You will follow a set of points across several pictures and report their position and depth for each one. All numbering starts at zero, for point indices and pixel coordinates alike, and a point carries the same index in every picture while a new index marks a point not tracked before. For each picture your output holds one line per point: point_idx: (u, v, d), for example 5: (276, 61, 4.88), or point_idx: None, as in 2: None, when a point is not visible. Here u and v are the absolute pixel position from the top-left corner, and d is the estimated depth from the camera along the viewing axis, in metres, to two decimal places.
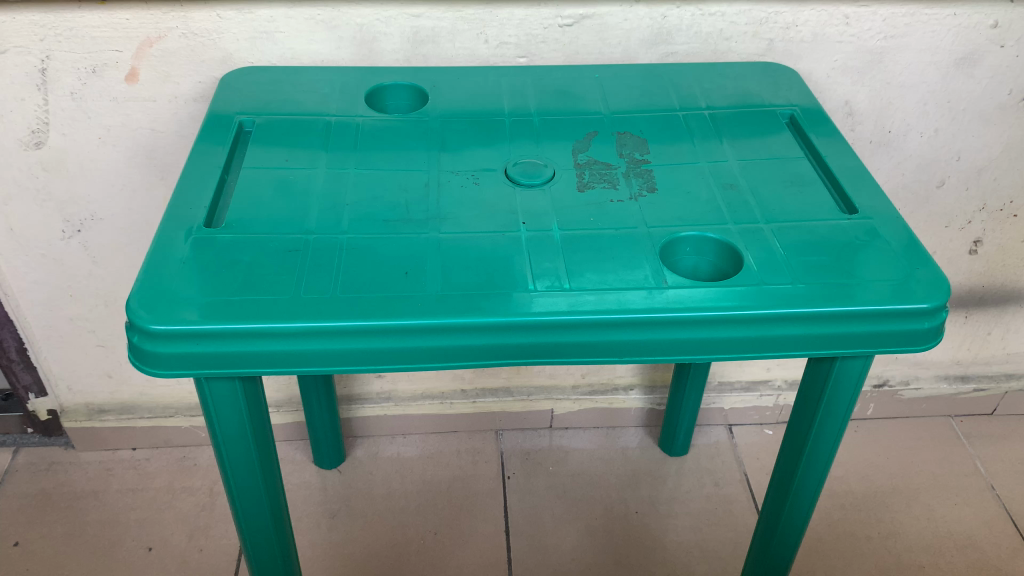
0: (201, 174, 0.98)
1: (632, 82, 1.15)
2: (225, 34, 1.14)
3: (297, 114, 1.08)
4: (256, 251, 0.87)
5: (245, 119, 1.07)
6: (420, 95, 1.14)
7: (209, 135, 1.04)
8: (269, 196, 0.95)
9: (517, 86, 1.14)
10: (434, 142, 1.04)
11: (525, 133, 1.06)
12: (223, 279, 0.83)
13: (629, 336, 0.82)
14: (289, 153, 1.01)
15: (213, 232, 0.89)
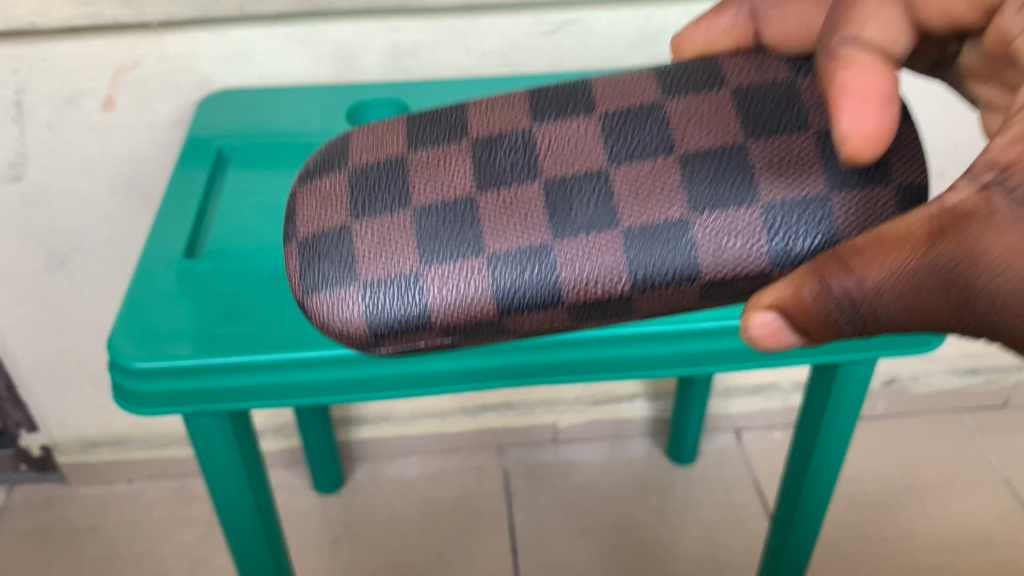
0: (182, 203, 0.96)
1: None
2: (202, 57, 1.11)
3: (277, 135, 1.06)
4: (241, 280, 0.84)
5: (225, 143, 1.05)
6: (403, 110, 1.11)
7: (188, 165, 1.02)
8: (251, 224, 0.92)
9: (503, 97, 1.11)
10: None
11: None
12: (206, 310, 0.80)
13: (625, 350, 0.79)
14: (270, 177, 0.99)
15: (195, 262, 0.86)
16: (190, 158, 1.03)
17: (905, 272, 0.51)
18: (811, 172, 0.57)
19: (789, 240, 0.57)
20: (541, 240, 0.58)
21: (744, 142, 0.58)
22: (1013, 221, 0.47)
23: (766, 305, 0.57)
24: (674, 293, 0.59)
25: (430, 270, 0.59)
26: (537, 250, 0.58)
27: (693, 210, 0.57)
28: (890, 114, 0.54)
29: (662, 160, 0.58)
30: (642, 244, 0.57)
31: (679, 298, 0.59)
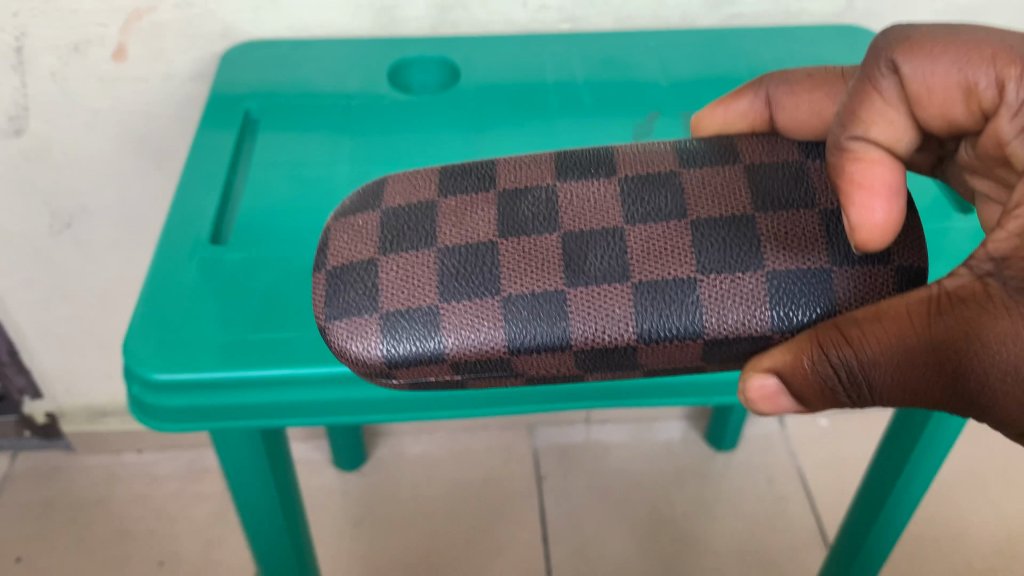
0: (207, 175, 0.84)
1: (692, 53, 0.99)
2: (225, 3, 0.98)
3: (312, 99, 0.93)
4: (272, 274, 0.73)
5: (252, 104, 0.93)
6: (450, 70, 0.99)
7: (211, 130, 0.89)
8: (285, 204, 0.80)
9: (563, 59, 0.99)
10: (473, 131, 0.89)
11: (580, 120, 0.90)
12: (231, 311, 0.69)
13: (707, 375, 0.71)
14: (304, 147, 0.87)
15: (223, 249, 0.75)
16: (214, 121, 0.91)
17: (899, 349, 0.50)
18: (813, 254, 0.53)
19: (787, 308, 0.52)
20: (556, 288, 0.52)
21: (754, 213, 0.54)
22: (1011, 310, 0.47)
23: (766, 368, 0.54)
24: (678, 351, 0.53)
25: (449, 312, 0.53)
26: (553, 305, 0.52)
27: (701, 270, 0.52)
28: (897, 206, 0.52)
29: (676, 223, 0.53)
30: (647, 310, 0.52)
31: (680, 356, 0.53)
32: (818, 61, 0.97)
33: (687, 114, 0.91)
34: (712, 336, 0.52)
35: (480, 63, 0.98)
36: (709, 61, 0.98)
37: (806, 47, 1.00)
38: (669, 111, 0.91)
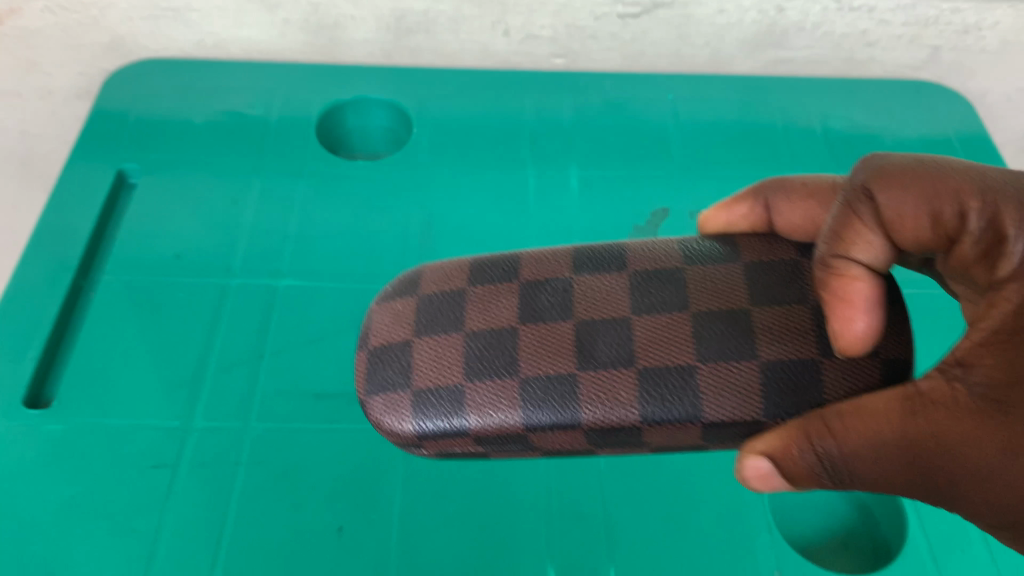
0: (36, 287, 0.62)
1: (721, 116, 0.78)
2: (111, 10, 0.73)
3: (208, 158, 0.72)
4: (88, 454, 0.53)
5: (127, 164, 0.72)
6: (395, 111, 0.78)
7: (60, 211, 0.67)
8: (131, 335, 0.59)
9: (548, 111, 0.78)
10: (418, 207, 0.69)
11: (558, 215, 0.69)
12: (76, 526, 0.50)
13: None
14: (194, 237, 0.66)
15: (37, 416, 0.54)
16: (68, 200, 0.68)
17: (889, 441, 0.28)
18: (798, 338, 0.29)
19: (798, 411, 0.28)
20: (579, 368, 0.29)
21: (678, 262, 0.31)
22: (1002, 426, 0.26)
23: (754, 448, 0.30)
24: (563, 437, 0.29)
25: (476, 386, 0.30)
26: (570, 387, 0.29)
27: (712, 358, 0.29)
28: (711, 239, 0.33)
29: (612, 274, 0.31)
30: (655, 392, 0.28)
31: (566, 442, 0.30)
32: (877, 126, 0.78)
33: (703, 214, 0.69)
34: (593, 428, 0.29)
35: (434, 108, 0.77)
36: (737, 125, 0.78)
37: (870, 115, 0.79)
38: (680, 210, 0.70)
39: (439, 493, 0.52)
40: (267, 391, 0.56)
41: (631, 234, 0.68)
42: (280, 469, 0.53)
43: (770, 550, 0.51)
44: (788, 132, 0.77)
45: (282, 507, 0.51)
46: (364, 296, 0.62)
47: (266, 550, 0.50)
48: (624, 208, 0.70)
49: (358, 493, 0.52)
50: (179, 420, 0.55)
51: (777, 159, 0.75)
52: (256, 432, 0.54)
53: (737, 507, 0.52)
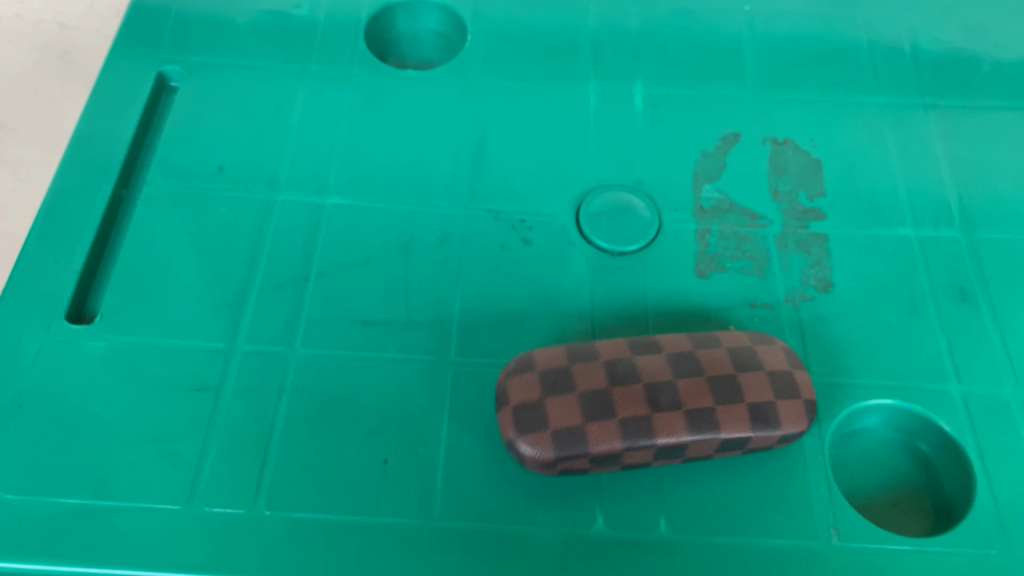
0: (75, 194, 0.60)
1: (801, 27, 0.72)
2: None
3: (250, 61, 0.68)
4: (131, 376, 0.52)
5: (171, 67, 0.68)
6: (452, 16, 0.74)
7: (96, 113, 0.65)
8: (174, 252, 0.57)
9: (614, 17, 0.72)
10: (470, 122, 0.65)
11: (617, 137, 0.65)
12: (119, 449, 0.49)
13: (694, 548, 0.47)
14: (235, 145, 0.63)
15: (80, 333, 0.53)
16: (104, 103, 0.65)
17: None
18: None
19: None
20: None
21: None
22: None
23: None
24: None
25: None
26: None
27: None
28: None
29: None
30: None
31: None
32: (974, 43, 0.71)
33: (775, 140, 0.65)
34: None
35: (492, 14, 0.72)
36: (821, 43, 0.71)
37: (967, 35, 0.72)
38: (752, 136, 0.65)
39: (483, 430, 0.50)
40: (313, 314, 0.55)
41: (697, 161, 0.63)
42: (324, 397, 0.51)
43: (829, 506, 0.49)
44: (875, 52, 0.70)
45: (327, 440, 0.50)
46: (412, 218, 0.59)
47: (311, 482, 0.49)
48: (691, 131, 0.65)
49: (404, 426, 0.50)
50: (222, 342, 0.53)
51: (861, 85, 0.68)
52: (301, 359, 0.53)
53: (797, 459, 0.50)
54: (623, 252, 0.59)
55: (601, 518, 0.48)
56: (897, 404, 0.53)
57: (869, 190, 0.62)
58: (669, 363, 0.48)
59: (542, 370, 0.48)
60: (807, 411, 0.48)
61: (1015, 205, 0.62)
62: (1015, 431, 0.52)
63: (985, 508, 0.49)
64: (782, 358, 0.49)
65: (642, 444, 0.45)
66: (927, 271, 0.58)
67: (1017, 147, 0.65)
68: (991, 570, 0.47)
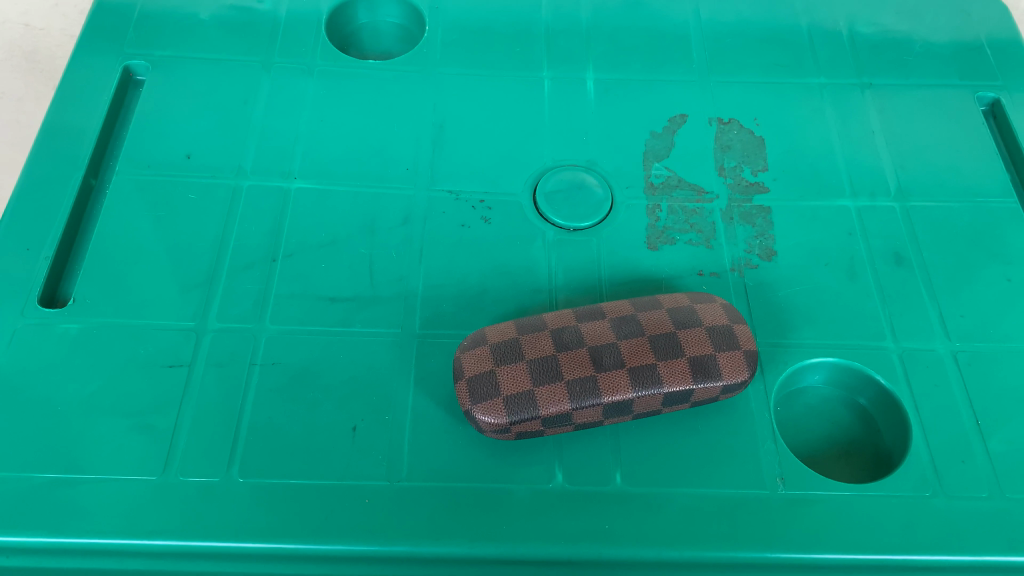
0: (46, 184, 0.62)
1: (744, 15, 0.76)
2: None
3: (214, 54, 0.70)
4: (105, 354, 0.54)
5: (136, 61, 0.70)
6: (410, 10, 0.77)
7: (63, 106, 0.66)
8: (144, 236, 0.59)
9: (566, 7, 0.75)
10: (430, 108, 0.68)
11: (571, 120, 0.68)
12: (95, 422, 0.51)
13: (651, 499, 0.50)
14: (202, 135, 0.65)
15: (54, 315, 0.55)
16: (71, 96, 0.67)
17: None
18: None
19: None
20: None
21: None
22: None
23: None
24: None
25: None
26: None
27: None
28: None
29: None
30: None
31: None
32: (907, 27, 0.75)
33: (721, 120, 0.68)
34: None
35: (450, 6, 0.75)
36: (763, 29, 0.75)
37: (900, 19, 0.76)
38: (699, 117, 0.68)
39: (447, 396, 0.53)
40: (281, 292, 0.57)
41: (646, 141, 0.66)
42: (294, 369, 0.53)
43: (774, 457, 0.52)
44: (814, 36, 0.74)
45: (297, 409, 0.52)
46: (375, 200, 0.62)
47: (283, 449, 0.51)
48: (641, 112, 0.68)
49: (370, 394, 0.53)
50: (194, 321, 0.55)
51: (801, 67, 0.72)
52: (271, 334, 0.55)
53: (745, 415, 0.53)
54: (578, 228, 0.61)
55: (560, 474, 0.50)
56: (838, 362, 0.56)
57: (810, 164, 0.65)
58: (611, 327, 0.51)
59: (492, 343, 0.51)
60: (747, 361, 0.51)
61: (946, 174, 0.65)
62: (950, 381, 0.55)
63: (920, 454, 0.52)
64: (721, 314, 0.53)
65: (590, 402, 0.48)
66: (864, 238, 0.61)
67: (948, 121, 0.69)
68: (928, 511, 0.50)
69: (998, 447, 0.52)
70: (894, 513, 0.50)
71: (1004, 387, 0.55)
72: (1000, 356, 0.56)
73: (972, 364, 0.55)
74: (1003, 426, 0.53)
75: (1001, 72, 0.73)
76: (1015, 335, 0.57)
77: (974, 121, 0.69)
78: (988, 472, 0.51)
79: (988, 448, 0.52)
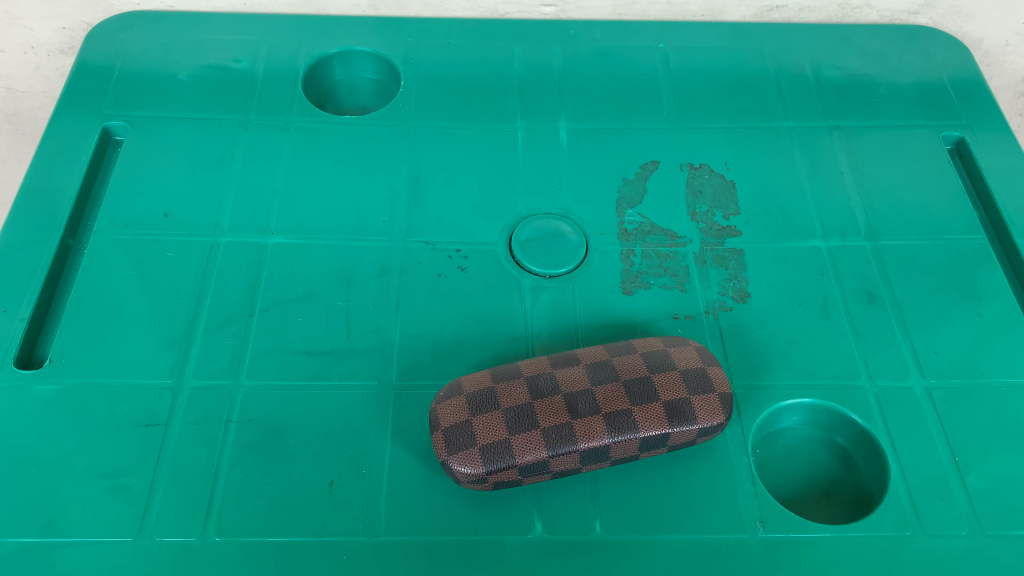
0: (23, 246, 0.62)
1: (712, 62, 0.78)
2: None
3: (192, 113, 0.71)
4: (81, 416, 0.53)
5: (115, 123, 0.71)
6: (388, 67, 0.78)
7: (42, 168, 0.67)
8: (121, 295, 0.59)
9: (537, 60, 0.77)
10: (405, 161, 0.68)
11: (545, 168, 0.69)
12: (70, 485, 0.51)
13: (633, 548, 0.49)
14: (179, 193, 0.66)
15: (31, 377, 0.55)
16: (49, 158, 0.68)
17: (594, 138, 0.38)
18: None
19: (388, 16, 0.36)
20: None
21: None
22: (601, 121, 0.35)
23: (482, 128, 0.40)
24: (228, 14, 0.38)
25: None
26: None
27: None
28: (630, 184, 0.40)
29: None
30: None
31: None
32: (873, 71, 0.77)
33: (692, 165, 0.69)
34: None
35: (424, 60, 0.77)
36: (730, 75, 0.77)
37: (865, 63, 0.78)
38: (671, 162, 0.69)
39: (424, 447, 0.53)
40: (258, 348, 0.57)
41: (619, 187, 0.68)
42: (270, 426, 0.53)
43: (753, 500, 0.51)
44: (781, 80, 0.76)
45: (273, 466, 0.52)
46: (352, 252, 0.62)
47: (260, 508, 0.50)
48: (613, 159, 0.69)
49: (347, 449, 0.52)
50: (171, 379, 0.55)
51: (769, 112, 0.73)
52: (247, 390, 0.55)
53: (723, 458, 0.53)
54: (554, 275, 0.62)
55: (539, 524, 0.50)
56: (814, 402, 0.56)
57: (781, 206, 0.66)
58: (585, 372, 0.52)
59: (468, 393, 0.51)
60: (722, 404, 0.51)
61: (915, 212, 0.66)
62: (927, 419, 0.55)
63: (900, 494, 0.52)
64: (695, 357, 0.53)
65: (566, 449, 0.48)
66: (836, 277, 0.62)
67: (915, 160, 0.70)
68: (909, 551, 0.49)
69: (976, 483, 0.52)
70: (875, 554, 0.49)
71: (980, 423, 0.55)
72: (975, 391, 0.56)
73: (947, 401, 0.56)
74: (980, 461, 0.53)
75: (965, 111, 0.74)
76: (989, 370, 0.57)
77: (941, 159, 0.70)
78: (967, 509, 0.51)
79: (967, 484, 0.52)
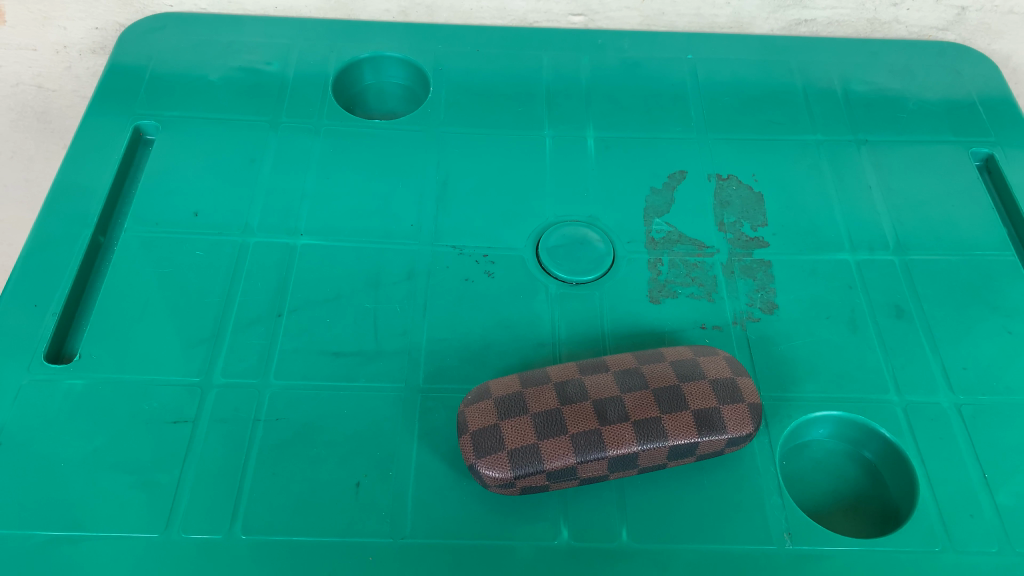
0: (54, 242, 0.62)
1: (740, 75, 0.78)
2: None
3: (223, 114, 0.72)
4: (110, 411, 0.54)
5: (146, 122, 0.71)
6: (418, 73, 0.79)
7: (74, 165, 0.67)
8: (150, 293, 0.60)
9: (565, 69, 0.78)
10: (434, 166, 0.69)
11: (572, 176, 0.69)
12: (97, 479, 0.51)
13: (659, 557, 0.49)
14: (210, 193, 0.66)
15: (60, 372, 0.55)
16: (81, 155, 0.68)
17: None
18: None
19: None
20: None
21: None
22: None
23: None
24: None
25: None
26: None
27: None
28: None
29: None
30: None
31: None
32: (902, 87, 0.77)
33: (719, 176, 0.69)
34: None
35: (453, 68, 0.77)
36: (759, 88, 0.77)
37: (893, 78, 0.78)
38: (698, 173, 0.69)
39: (451, 451, 0.53)
40: (285, 348, 0.57)
41: (647, 197, 0.68)
42: (297, 425, 0.53)
43: (781, 512, 0.51)
44: (809, 94, 0.76)
45: (299, 465, 0.52)
46: (380, 256, 0.62)
47: (285, 507, 0.50)
48: (641, 169, 0.70)
49: (373, 451, 0.52)
50: (199, 376, 0.56)
51: (798, 125, 0.73)
52: (275, 390, 0.55)
53: (751, 469, 0.53)
54: (581, 282, 0.62)
55: (566, 531, 0.50)
56: (842, 415, 0.55)
57: (809, 220, 0.66)
58: (614, 379, 0.52)
59: (497, 397, 0.51)
60: (752, 414, 0.51)
61: (943, 228, 0.66)
62: (956, 435, 0.55)
63: (929, 509, 0.51)
64: (724, 366, 0.53)
65: (595, 456, 0.48)
66: (864, 291, 0.62)
67: (944, 176, 0.70)
68: (938, 567, 0.49)
69: (1006, 500, 0.52)
70: (904, 569, 0.49)
71: (1009, 441, 0.54)
72: (1004, 408, 0.56)
73: (976, 417, 0.55)
74: (1010, 479, 0.53)
75: (993, 128, 0.74)
76: (1019, 387, 0.57)
77: (970, 176, 0.70)
78: (997, 527, 0.51)
79: (997, 501, 0.52)
